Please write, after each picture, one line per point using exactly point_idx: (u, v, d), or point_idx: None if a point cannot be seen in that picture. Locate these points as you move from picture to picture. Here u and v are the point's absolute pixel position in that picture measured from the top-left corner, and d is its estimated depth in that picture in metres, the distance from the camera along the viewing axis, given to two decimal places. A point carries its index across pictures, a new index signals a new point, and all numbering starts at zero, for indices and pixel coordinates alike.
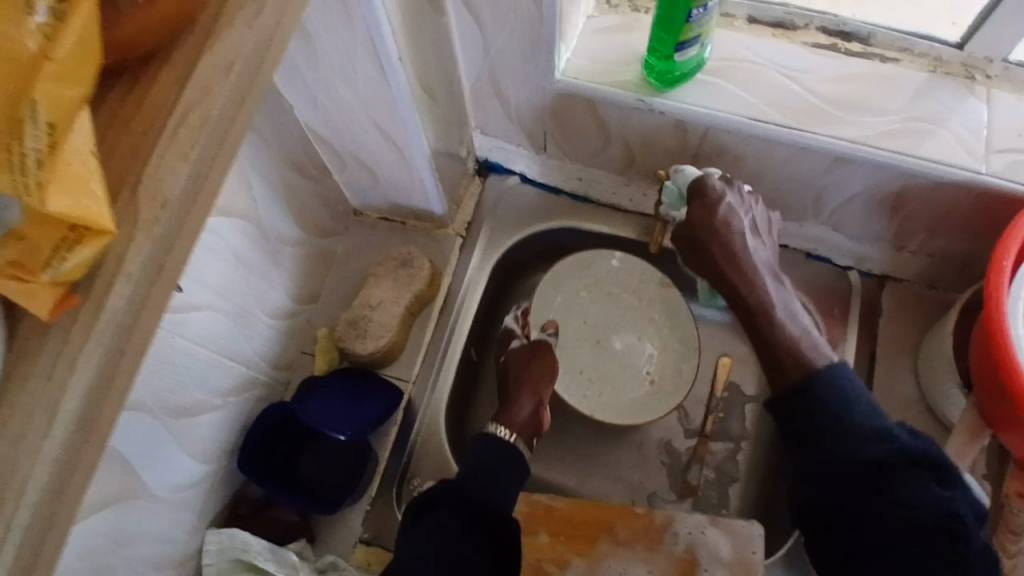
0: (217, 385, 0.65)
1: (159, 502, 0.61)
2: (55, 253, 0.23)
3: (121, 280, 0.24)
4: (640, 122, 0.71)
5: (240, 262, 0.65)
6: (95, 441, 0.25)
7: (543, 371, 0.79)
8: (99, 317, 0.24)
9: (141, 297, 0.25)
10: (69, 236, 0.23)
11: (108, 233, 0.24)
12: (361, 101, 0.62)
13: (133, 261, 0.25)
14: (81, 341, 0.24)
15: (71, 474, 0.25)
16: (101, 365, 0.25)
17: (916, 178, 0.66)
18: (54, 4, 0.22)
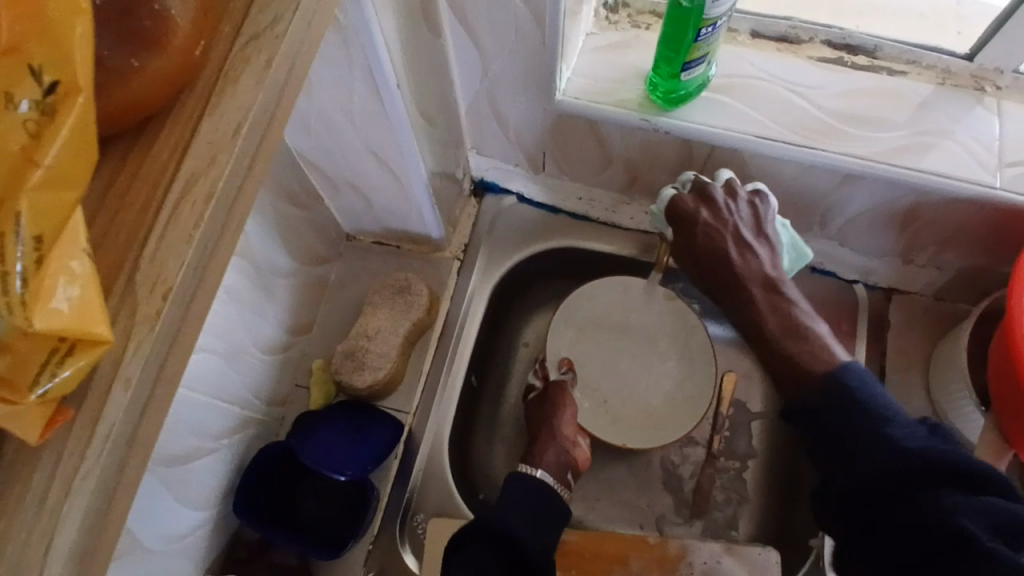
0: (212, 428, 0.62)
1: (155, 555, 0.58)
2: (41, 370, 0.21)
3: (121, 383, 0.23)
4: (645, 143, 0.69)
5: (233, 299, 0.62)
6: (104, 551, 0.23)
7: (563, 411, 0.77)
8: (96, 426, 0.22)
9: (146, 396, 0.23)
10: (58, 349, 0.21)
11: (105, 340, 0.22)
12: (357, 129, 0.60)
13: (132, 363, 0.23)
14: (81, 454, 0.22)
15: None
16: (104, 470, 0.22)
17: (928, 194, 0.64)
18: (40, 98, 0.21)
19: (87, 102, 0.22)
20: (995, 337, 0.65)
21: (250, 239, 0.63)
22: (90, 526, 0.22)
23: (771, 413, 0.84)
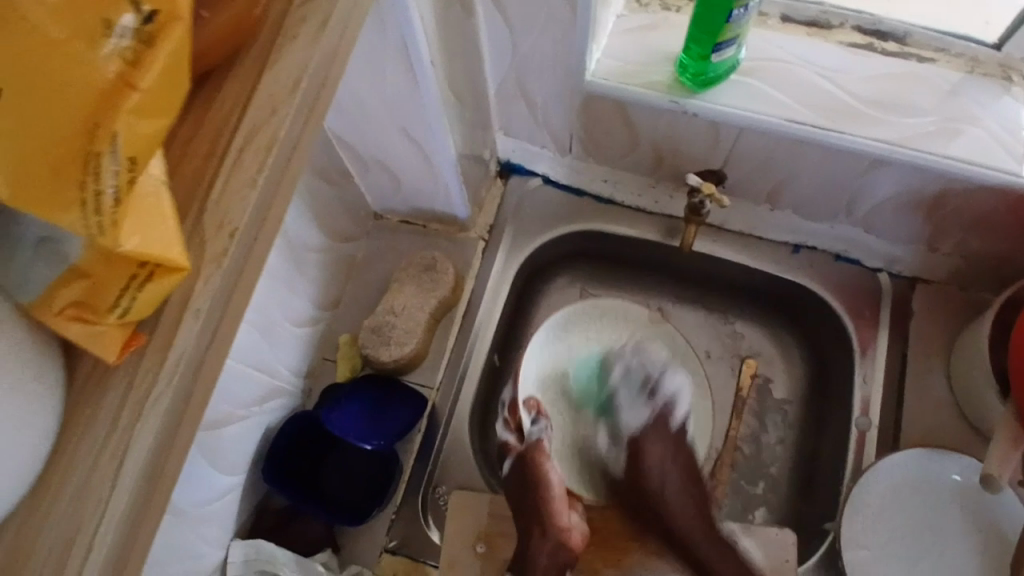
0: (245, 396, 0.64)
1: (192, 517, 0.61)
2: (124, 292, 0.26)
3: (190, 317, 0.27)
4: (673, 125, 0.69)
5: (267, 272, 0.64)
6: (173, 466, 0.28)
7: (544, 497, 0.68)
8: (168, 350, 0.27)
9: (211, 334, 0.28)
10: (140, 275, 0.26)
11: (181, 269, 0.27)
12: (388, 106, 0.61)
13: (200, 301, 0.27)
14: (153, 379, 0.27)
15: (150, 503, 0.27)
16: (172, 404, 0.27)
17: (954, 179, 0.64)
18: (139, 23, 0.23)
19: (183, 29, 0.24)
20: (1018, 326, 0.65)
21: (295, 213, 0.67)
22: (158, 443, 0.27)
23: (792, 397, 0.84)
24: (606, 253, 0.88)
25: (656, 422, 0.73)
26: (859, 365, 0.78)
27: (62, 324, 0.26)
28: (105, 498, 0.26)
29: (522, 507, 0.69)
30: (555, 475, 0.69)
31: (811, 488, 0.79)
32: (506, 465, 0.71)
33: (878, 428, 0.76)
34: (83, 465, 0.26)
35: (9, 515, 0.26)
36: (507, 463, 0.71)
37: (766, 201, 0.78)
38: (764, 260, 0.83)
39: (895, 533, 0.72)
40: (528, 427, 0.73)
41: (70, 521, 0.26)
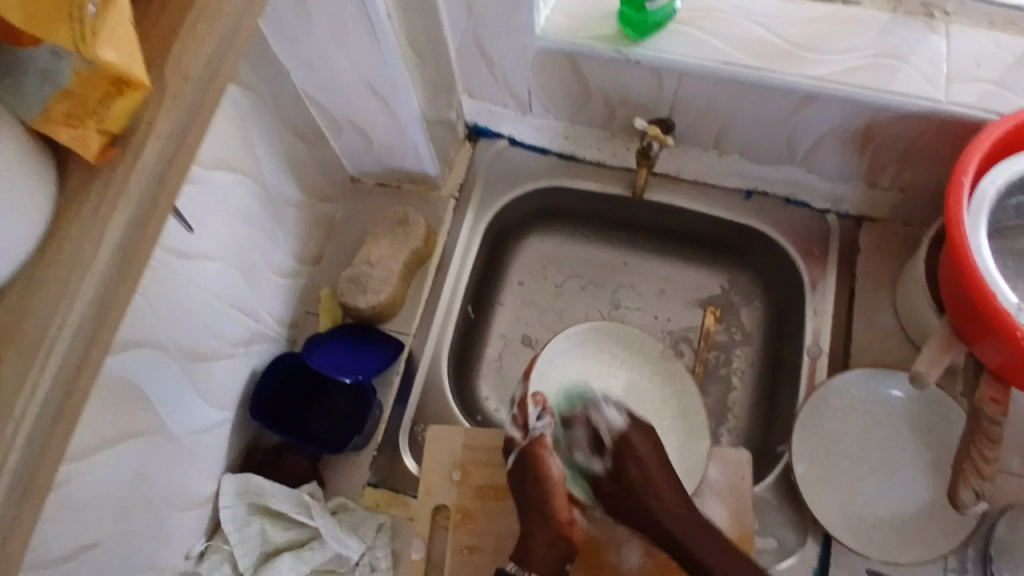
0: (230, 334, 0.70)
1: (178, 441, 0.65)
2: (102, 104, 0.31)
3: (152, 138, 0.32)
4: (621, 74, 0.75)
5: (247, 216, 0.70)
6: (141, 249, 0.33)
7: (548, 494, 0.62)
8: (136, 164, 0.32)
9: (170, 152, 0.33)
10: (113, 90, 0.30)
11: (142, 88, 0.31)
12: (353, 60, 0.66)
13: (162, 123, 0.32)
14: (123, 181, 0.32)
15: (124, 274, 0.32)
16: (123, 239, 0.32)
17: (880, 110, 0.69)
18: None
19: None
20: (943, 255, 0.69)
21: (271, 166, 0.72)
22: (131, 226, 0.32)
23: (749, 335, 0.90)
24: (574, 210, 0.94)
25: (633, 441, 0.62)
26: (810, 300, 0.83)
27: (54, 130, 0.31)
28: (76, 286, 0.31)
29: (525, 502, 0.63)
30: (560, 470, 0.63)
31: (771, 418, 0.84)
32: (509, 461, 0.64)
33: (828, 356, 0.81)
34: (52, 276, 0.31)
35: (9, 282, 0.31)
36: (511, 459, 0.64)
37: (714, 147, 0.84)
38: (719, 207, 0.88)
39: (845, 451, 0.76)
40: (532, 420, 0.64)
41: (45, 308, 0.30)
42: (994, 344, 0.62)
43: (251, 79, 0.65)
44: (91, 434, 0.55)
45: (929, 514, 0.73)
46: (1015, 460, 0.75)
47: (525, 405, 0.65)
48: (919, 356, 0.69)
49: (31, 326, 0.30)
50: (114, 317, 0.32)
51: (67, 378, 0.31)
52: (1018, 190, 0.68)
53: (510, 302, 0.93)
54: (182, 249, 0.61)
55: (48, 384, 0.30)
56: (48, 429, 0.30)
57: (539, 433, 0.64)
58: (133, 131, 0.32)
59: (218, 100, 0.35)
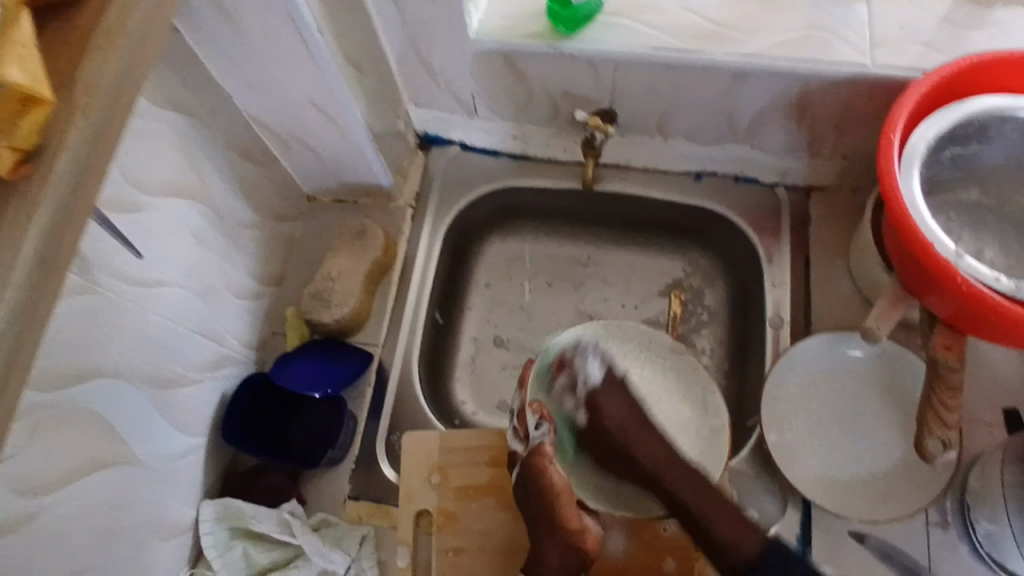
0: (193, 359, 0.70)
1: (148, 469, 0.65)
2: (10, 120, 0.32)
3: (62, 149, 0.33)
4: (557, 69, 0.76)
5: (201, 241, 0.70)
6: (61, 257, 0.34)
7: (553, 502, 0.65)
8: (49, 176, 0.33)
9: (82, 161, 0.34)
10: (20, 108, 0.32)
11: (46, 104, 0.32)
12: (290, 76, 0.67)
13: (71, 137, 0.34)
14: (39, 191, 0.33)
15: (44, 282, 0.33)
16: (38, 248, 0.32)
17: (811, 80, 0.71)
18: None
19: None
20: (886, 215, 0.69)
21: (222, 190, 0.73)
22: (48, 232, 0.33)
23: (715, 314, 0.92)
24: (533, 209, 0.95)
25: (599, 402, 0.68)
26: (768, 272, 0.85)
27: None
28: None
29: (534, 513, 0.66)
30: (561, 476, 0.66)
31: (742, 392, 0.85)
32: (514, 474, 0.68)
33: (790, 326, 0.83)
34: None
35: None
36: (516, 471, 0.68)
37: (659, 133, 0.86)
38: (671, 191, 0.90)
39: (814, 415, 0.78)
40: (531, 431, 0.68)
41: None
42: (938, 292, 0.63)
43: (192, 104, 0.66)
44: (58, 466, 0.55)
45: (903, 469, 0.74)
46: (983, 410, 0.77)
47: (524, 414, 0.69)
48: (869, 311, 0.71)
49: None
50: (39, 324, 0.33)
51: None
52: (950, 143, 0.70)
53: (477, 305, 0.94)
54: (134, 278, 0.61)
55: None
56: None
57: (538, 441, 0.67)
58: (45, 147, 0.33)
59: (127, 113, 0.37)
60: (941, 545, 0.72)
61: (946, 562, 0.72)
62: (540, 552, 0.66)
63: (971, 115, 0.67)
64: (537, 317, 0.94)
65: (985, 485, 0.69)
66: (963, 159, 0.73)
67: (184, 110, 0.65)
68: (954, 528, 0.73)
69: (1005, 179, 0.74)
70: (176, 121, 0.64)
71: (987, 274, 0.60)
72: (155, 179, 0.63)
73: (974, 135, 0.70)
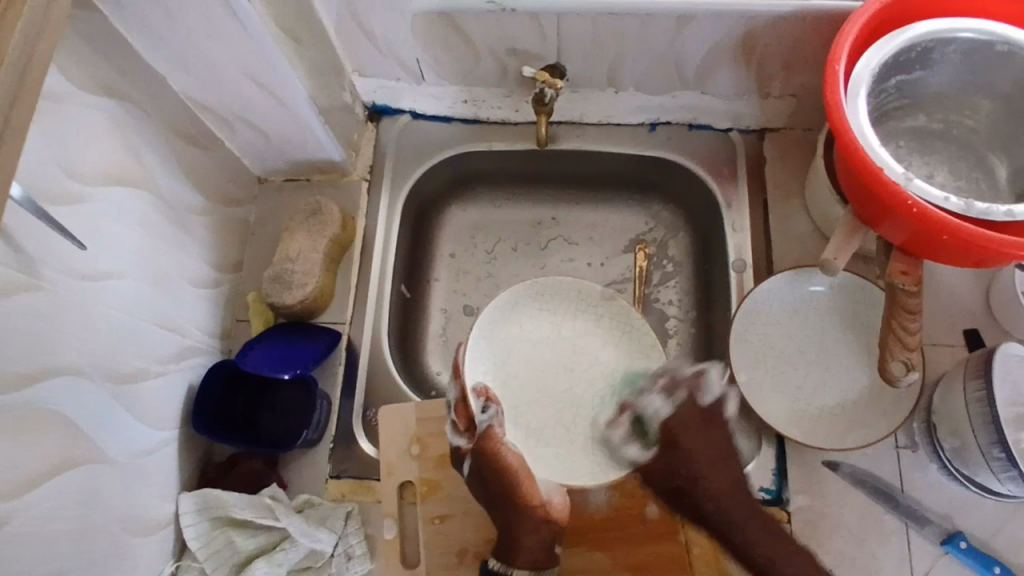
0: (154, 352, 0.69)
1: (119, 466, 0.64)
2: None
3: None
4: (500, 25, 0.75)
5: (150, 231, 0.68)
6: None
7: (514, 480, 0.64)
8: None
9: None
10: None
11: None
12: (225, 52, 0.65)
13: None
14: None
15: None
16: None
17: (754, 18, 0.71)
18: None
19: None
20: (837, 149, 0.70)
21: (166, 176, 0.71)
22: None
23: (679, 263, 0.93)
24: (489, 172, 0.94)
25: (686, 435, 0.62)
26: (727, 216, 0.86)
27: None
28: None
29: (492, 500, 0.65)
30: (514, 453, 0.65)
31: (711, 337, 0.87)
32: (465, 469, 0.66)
33: (753, 268, 0.84)
34: None
35: None
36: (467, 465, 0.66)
37: (610, 86, 0.85)
38: (626, 144, 0.90)
39: (782, 352, 0.79)
40: (476, 417, 0.66)
41: None
42: (892, 218, 0.64)
43: (124, 87, 0.63)
44: (22, 469, 0.53)
45: (870, 395, 0.76)
46: (944, 333, 0.79)
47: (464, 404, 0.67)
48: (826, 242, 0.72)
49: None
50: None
51: None
52: (894, 71, 0.71)
53: (443, 275, 0.94)
54: (79, 271, 0.59)
55: None
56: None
57: (487, 426, 0.65)
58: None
59: (40, 91, 0.35)
60: (913, 467, 0.75)
61: (918, 482, 0.74)
62: (514, 537, 0.64)
63: (912, 41, 0.67)
64: (504, 281, 0.94)
65: (949, 403, 0.71)
66: (908, 86, 0.74)
67: (116, 95, 0.63)
68: (922, 448, 0.75)
69: (950, 102, 0.75)
70: (108, 106, 0.62)
71: (937, 196, 0.61)
72: (94, 168, 0.61)
73: (918, 60, 0.70)
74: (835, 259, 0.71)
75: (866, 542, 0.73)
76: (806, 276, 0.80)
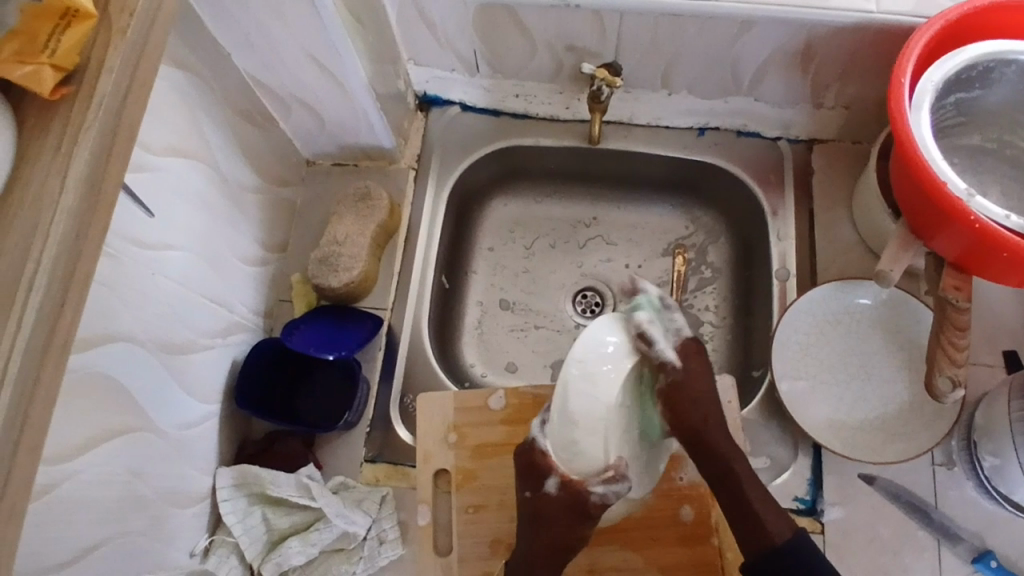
0: (204, 325, 0.69)
1: (165, 436, 0.65)
2: (52, 40, 0.33)
3: (105, 71, 0.34)
4: (561, 20, 0.75)
5: (206, 206, 0.69)
6: (112, 179, 0.34)
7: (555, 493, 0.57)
8: (90, 98, 0.34)
9: (124, 87, 0.34)
10: (62, 23, 0.33)
11: (90, 18, 0.34)
12: (294, 32, 0.65)
13: (110, 58, 0.34)
14: (82, 114, 0.34)
15: (96, 200, 0.34)
16: (91, 167, 0.33)
17: (816, 28, 0.71)
18: None
19: None
20: (894, 162, 0.70)
21: (225, 152, 0.72)
22: (97, 152, 0.34)
23: (718, 270, 0.93)
24: (533, 168, 0.95)
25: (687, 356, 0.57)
26: (772, 225, 0.86)
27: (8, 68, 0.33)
28: (54, 205, 0.33)
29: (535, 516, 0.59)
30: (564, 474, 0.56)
31: (749, 344, 0.86)
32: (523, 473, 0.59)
33: (796, 277, 0.84)
34: (30, 207, 0.33)
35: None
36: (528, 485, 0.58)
37: (663, 87, 0.85)
38: (673, 147, 0.90)
39: (822, 363, 0.79)
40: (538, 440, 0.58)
41: (27, 229, 0.32)
42: (949, 232, 0.64)
43: (193, 62, 0.64)
44: (77, 431, 0.54)
45: (910, 411, 0.76)
46: (985, 353, 0.79)
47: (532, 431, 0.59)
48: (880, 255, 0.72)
49: (12, 257, 0.32)
50: (90, 256, 0.34)
51: (50, 293, 0.32)
52: (955, 88, 0.71)
53: (482, 268, 0.94)
54: (141, 239, 0.60)
55: (32, 322, 0.31)
56: (39, 357, 0.31)
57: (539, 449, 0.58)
58: (86, 68, 0.34)
59: (161, 50, 0.36)
60: (948, 484, 0.74)
61: (954, 500, 0.74)
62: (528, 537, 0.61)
63: (977, 58, 0.67)
64: (542, 277, 0.94)
65: (992, 423, 0.71)
66: (967, 103, 0.74)
67: (185, 69, 0.63)
68: (960, 466, 0.75)
69: (1007, 122, 0.75)
70: (178, 79, 0.62)
71: (998, 213, 0.61)
72: (161, 139, 0.61)
73: (980, 78, 0.70)
74: (891, 269, 0.71)
75: (899, 558, 0.72)
76: (850, 287, 0.80)
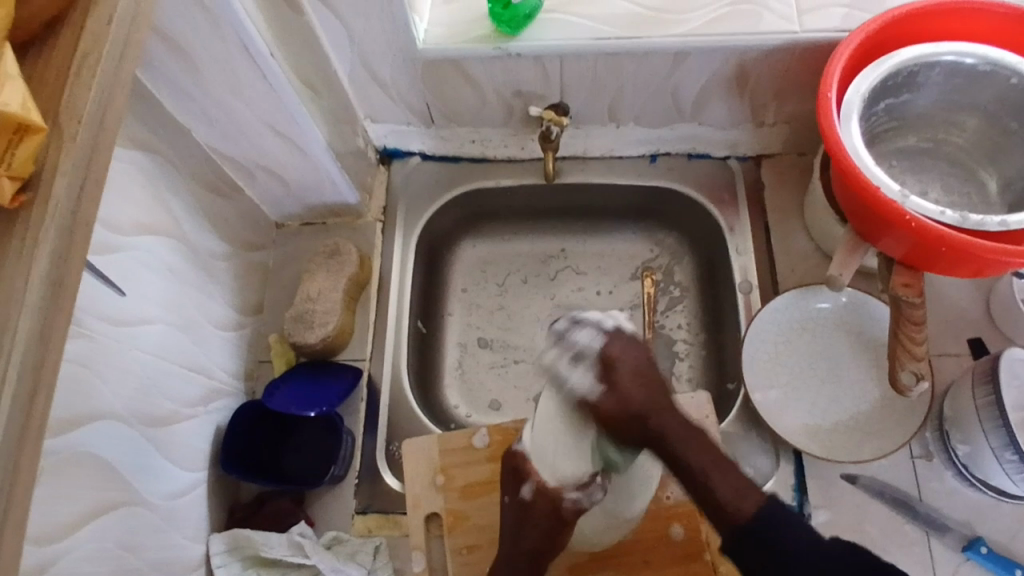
0: (184, 395, 0.71)
1: (154, 508, 0.65)
2: (7, 151, 0.34)
3: (59, 175, 0.36)
4: (507, 69, 0.79)
5: (178, 278, 0.71)
6: (70, 277, 0.36)
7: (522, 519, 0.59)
8: (49, 203, 0.35)
9: (79, 188, 0.37)
10: (16, 137, 0.34)
11: (41, 130, 0.35)
12: (249, 105, 0.68)
13: (64, 162, 0.36)
14: (41, 217, 0.35)
15: (57, 298, 0.36)
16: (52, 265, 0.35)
17: (746, 54, 0.75)
18: None
19: None
20: (834, 172, 0.73)
21: (193, 225, 0.74)
22: (55, 254, 0.35)
23: (687, 288, 0.95)
24: (497, 208, 0.97)
25: None
26: (731, 241, 0.89)
27: None
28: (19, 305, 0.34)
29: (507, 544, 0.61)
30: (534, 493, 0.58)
31: (722, 358, 0.89)
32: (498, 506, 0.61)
33: (759, 289, 0.86)
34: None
35: None
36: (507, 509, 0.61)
37: (612, 121, 0.88)
38: (629, 175, 0.93)
39: (793, 369, 0.81)
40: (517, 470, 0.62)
41: None
42: (891, 233, 0.67)
43: (155, 143, 0.67)
44: (63, 511, 0.55)
45: (882, 407, 0.78)
46: (948, 343, 0.81)
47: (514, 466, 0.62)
48: (830, 262, 0.75)
49: None
50: (56, 345, 0.36)
51: (20, 389, 0.33)
52: (883, 96, 0.75)
53: (457, 310, 0.96)
54: (115, 316, 0.61)
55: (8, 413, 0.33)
56: (17, 447, 0.33)
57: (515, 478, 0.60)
58: (41, 175, 0.36)
59: (112, 149, 0.39)
60: (929, 476, 0.76)
61: (936, 491, 0.75)
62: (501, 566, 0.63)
63: (897, 66, 0.71)
64: (517, 312, 0.96)
65: (959, 411, 0.73)
66: (898, 109, 0.78)
67: (147, 150, 0.66)
68: (937, 457, 0.77)
69: (936, 123, 0.79)
70: (142, 160, 0.65)
71: (933, 211, 0.64)
72: (129, 219, 0.64)
73: (905, 84, 0.74)
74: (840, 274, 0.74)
75: (890, 553, 0.74)
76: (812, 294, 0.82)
